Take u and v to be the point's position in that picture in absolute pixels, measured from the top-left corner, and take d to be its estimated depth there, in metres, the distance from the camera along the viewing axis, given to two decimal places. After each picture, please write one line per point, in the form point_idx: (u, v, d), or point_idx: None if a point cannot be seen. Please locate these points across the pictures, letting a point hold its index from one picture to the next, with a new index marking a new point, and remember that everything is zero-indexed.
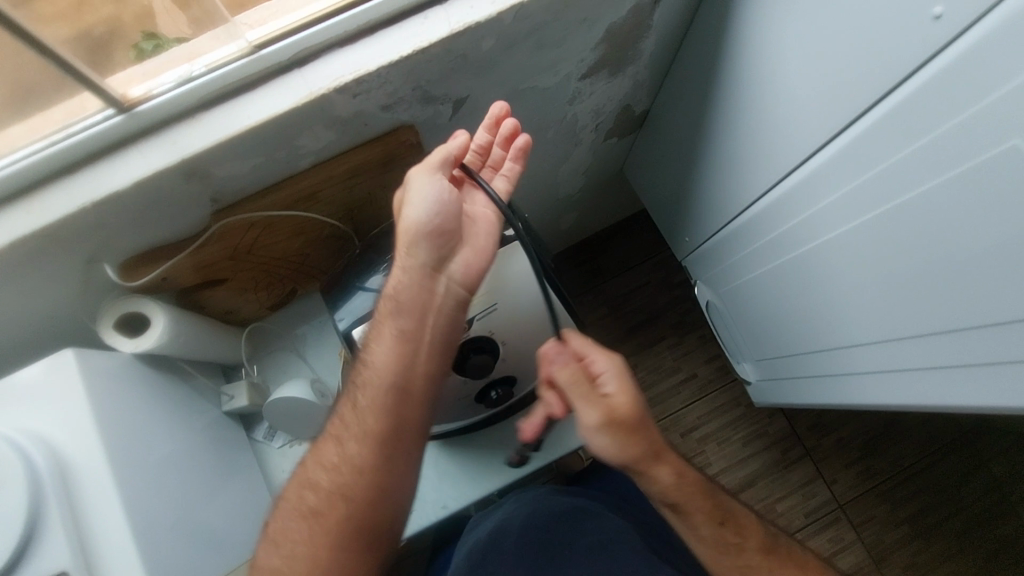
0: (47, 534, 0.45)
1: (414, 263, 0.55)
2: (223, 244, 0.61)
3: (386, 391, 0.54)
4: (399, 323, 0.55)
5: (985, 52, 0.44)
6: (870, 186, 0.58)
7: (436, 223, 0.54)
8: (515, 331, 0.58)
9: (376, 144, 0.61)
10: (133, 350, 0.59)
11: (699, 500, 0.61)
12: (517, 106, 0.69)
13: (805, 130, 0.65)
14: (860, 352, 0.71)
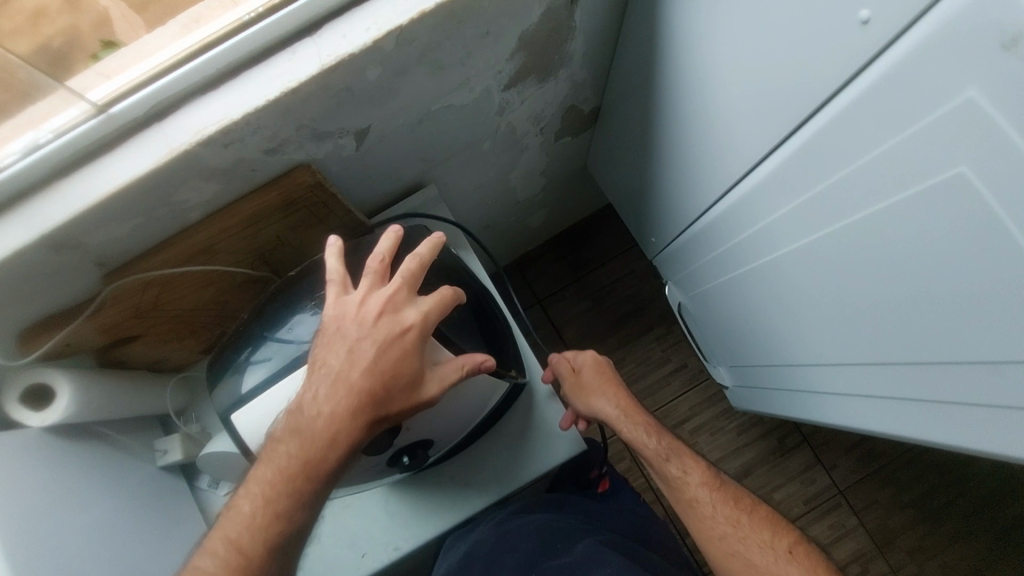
0: None
1: (374, 367, 0.48)
2: (124, 304, 0.58)
3: (331, 443, 0.47)
4: (349, 380, 0.48)
5: (924, 62, 0.38)
6: (819, 204, 0.52)
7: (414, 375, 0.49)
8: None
9: (271, 188, 0.56)
10: (42, 424, 0.56)
11: (648, 436, 0.69)
12: (433, 127, 0.63)
13: (746, 138, 0.58)
14: (831, 369, 0.65)
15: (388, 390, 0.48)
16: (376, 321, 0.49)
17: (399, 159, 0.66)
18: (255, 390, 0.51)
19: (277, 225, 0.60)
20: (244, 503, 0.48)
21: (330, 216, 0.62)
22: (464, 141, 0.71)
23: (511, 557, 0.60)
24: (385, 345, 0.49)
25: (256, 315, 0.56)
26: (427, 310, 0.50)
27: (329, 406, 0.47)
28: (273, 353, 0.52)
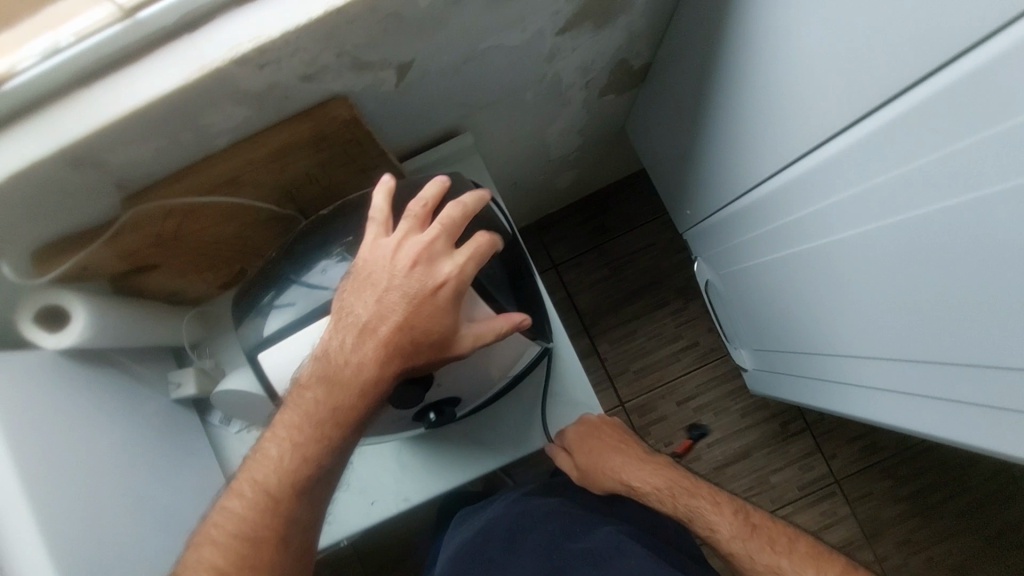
0: None
1: (405, 320, 0.47)
2: (143, 231, 0.56)
3: (361, 393, 0.47)
4: (382, 329, 0.47)
5: (1012, 61, 0.34)
6: (865, 198, 0.50)
7: (444, 329, 0.47)
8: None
9: (304, 120, 0.52)
10: (57, 347, 0.55)
11: (666, 498, 0.65)
12: (478, 68, 0.59)
13: (812, 116, 0.55)
14: (857, 364, 0.63)
15: (418, 345, 0.47)
16: (410, 271, 0.47)
17: (440, 100, 0.62)
18: (278, 334, 0.49)
19: (308, 160, 0.56)
20: (272, 445, 0.48)
21: (364, 155, 0.59)
22: (508, 86, 0.66)
23: (529, 538, 0.59)
24: (420, 296, 0.47)
25: (279, 258, 0.54)
26: (466, 260, 0.47)
27: (359, 355, 0.46)
28: (302, 295, 0.50)
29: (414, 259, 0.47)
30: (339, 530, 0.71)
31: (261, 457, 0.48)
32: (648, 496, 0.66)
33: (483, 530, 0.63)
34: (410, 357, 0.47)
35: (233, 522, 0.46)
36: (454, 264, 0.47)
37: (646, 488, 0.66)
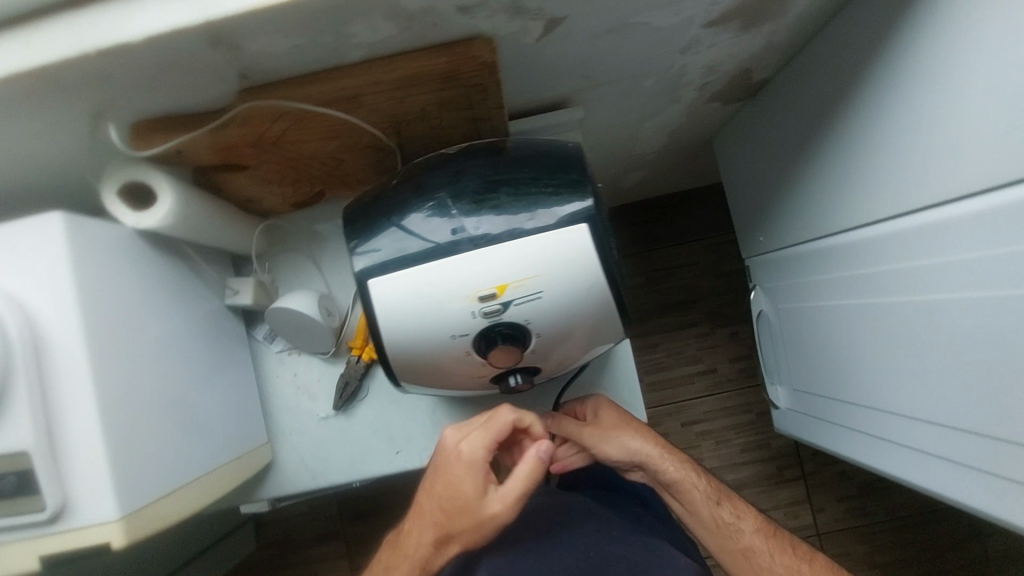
0: (14, 408, 0.43)
1: (439, 495, 0.56)
2: (248, 128, 0.54)
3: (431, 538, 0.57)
4: (433, 520, 0.57)
5: None
6: (996, 270, 0.49)
7: (462, 502, 0.55)
8: (558, 323, 0.43)
9: (443, 53, 0.50)
10: (136, 225, 0.53)
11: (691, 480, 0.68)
12: (618, 42, 0.56)
13: (956, 173, 0.53)
14: (923, 429, 0.62)
15: (451, 518, 0.56)
16: (443, 450, 0.57)
17: (569, 65, 0.59)
18: (371, 273, 0.41)
19: (429, 95, 0.54)
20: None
21: (484, 103, 0.56)
22: (635, 68, 0.63)
23: (565, 532, 0.59)
24: (451, 492, 0.55)
25: (387, 194, 0.45)
26: (472, 448, 0.55)
27: (420, 538, 0.58)
28: (398, 235, 0.42)
29: (446, 444, 0.57)
30: (359, 468, 0.72)
31: None
32: (673, 479, 0.68)
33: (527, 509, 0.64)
34: (447, 510, 0.56)
35: None
36: (462, 460, 0.55)
37: (668, 470, 0.68)
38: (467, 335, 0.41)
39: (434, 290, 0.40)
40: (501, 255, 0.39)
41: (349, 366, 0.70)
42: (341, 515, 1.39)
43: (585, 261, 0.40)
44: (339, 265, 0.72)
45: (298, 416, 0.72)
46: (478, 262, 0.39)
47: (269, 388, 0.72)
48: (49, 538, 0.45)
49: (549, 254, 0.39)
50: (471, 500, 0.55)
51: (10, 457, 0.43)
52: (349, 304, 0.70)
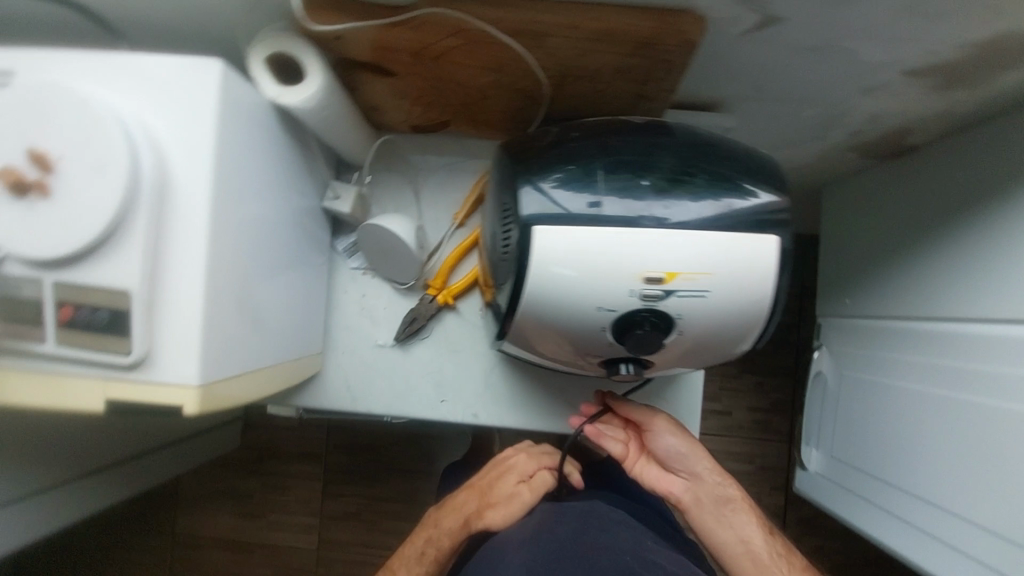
0: (125, 246, 0.41)
1: (477, 489, 0.69)
2: (417, 36, 0.50)
3: (461, 520, 0.68)
4: (468, 505, 0.69)
5: None
6: None
7: (497, 497, 0.67)
8: (706, 326, 0.41)
9: (651, 18, 0.46)
10: (274, 99, 0.51)
11: (747, 501, 0.67)
12: (812, 61, 0.54)
13: None
14: (985, 541, 0.60)
15: (481, 505, 0.68)
16: (497, 464, 0.71)
17: (752, 72, 0.56)
18: (537, 220, 0.39)
19: (614, 58, 0.51)
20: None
21: (659, 84, 0.54)
22: (808, 93, 0.61)
23: (597, 535, 0.57)
24: (495, 482, 0.69)
25: (566, 146, 0.42)
26: (525, 455, 0.70)
27: (450, 518, 0.69)
28: (574, 191, 0.40)
29: (505, 455, 0.72)
30: (399, 405, 0.70)
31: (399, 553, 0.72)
32: (732, 498, 0.67)
33: (541, 527, 0.59)
34: (482, 501, 0.68)
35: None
36: (512, 464, 0.70)
37: (727, 489, 0.67)
38: (614, 312, 0.40)
39: (598, 258, 0.39)
40: (681, 244, 0.38)
41: (422, 303, 0.69)
42: (329, 438, 1.40)
43: (758, 273, 0.39)
44: (437, 200, 0.70)
45: (355, 335, 0.71)
46: (653, 243, 0.38)
47: (335, 299, 0.71)
48: (121, 384, 0.43)
49: (728, 254, 0.38)
50: (503, 495, 0.67)
51: (108, 292, 0.41)
52: (441, 241, 0.69)
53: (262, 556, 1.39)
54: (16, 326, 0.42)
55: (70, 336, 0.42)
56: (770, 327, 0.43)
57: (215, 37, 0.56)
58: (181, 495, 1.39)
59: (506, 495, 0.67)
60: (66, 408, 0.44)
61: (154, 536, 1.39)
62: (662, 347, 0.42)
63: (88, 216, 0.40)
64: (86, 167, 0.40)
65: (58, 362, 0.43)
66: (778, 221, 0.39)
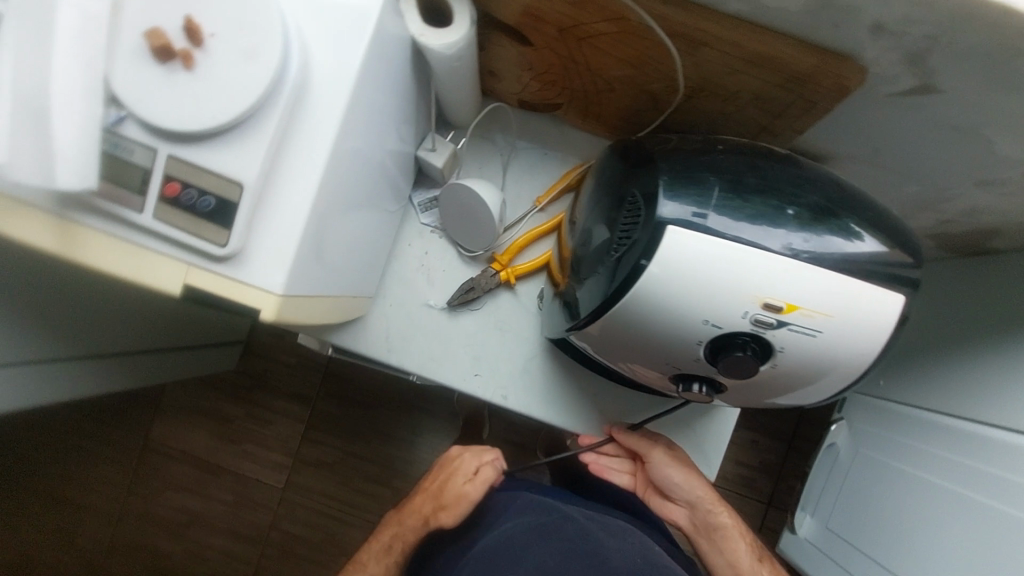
0: (251, 139, 0.40)
1: (430, 491, 0.70)
2: (574, 12, 0.50)
3: (419, 519, 0.69)
4: (422, 505, 0.70)
5: None
6: None
7: (445, 498, 0.67)
8: (803, 365, 0.41)
9: (814, 54, 0.46)
10: (417, 37, 0.50)
11: (740, 534, 0.68)
12: (946, 139, 0.53)
13: None
14: None
15: (433, 507, 0.68)
16: (443, 465, 0.72)
17: (876, 133, 0.56)
18: (674, 222, 0.39)
19: (757, 83, 0.51)
20: (370, 565, 0.70)
21: (789, 120, 0.54)
22: (922, 170, 0.60)
23: (601, 535, 0.61)
24: (446, 481, 0.69)
25: (712, 158, 0.42)
26: (468, 455, 0.70)
27: (407, 516, 0.71)
28: (712, 204, 0.40)
29: (450, 456, 0.72)
30: (433, 369, 0.69)
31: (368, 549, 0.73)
32: (721, 525, 0.67)
33: (551, 521, 0.61)
34: (432, 503, 0.69)
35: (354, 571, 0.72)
36: (456, 466, 0.70)
37: (719, 516, 0.67)
38: (719, 329, 0.40)
39: (723, 273, 0.38)
40: (809, 278, 0.38)
41: (484, 275, 0.68)
42: (323, 385, 1.39)
43: (872, 327, 0.39)
44: (524, 179, 0.70)
45: (409, 289, 0.70)
46: (783, 272, 0.38)
47: (399, 249, 0.70)
48: (203, 273, 0.42)
49: (850, 301, 0.38)
50: (450, 496, 0.67)
51: (220, 179, 0.40)
52: (519, 219, 0.69)
53: (226, 483, 1.38)
54: (114, 190, 0.41)
55: (168, 213, 0.41)
56: (858, 380, 0.44)
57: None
58: (163, 403, 1.38)
59: (452, 496, 0.67)
60: (144, 283, 0.44)
61: (126, 436, 1.37)
62: (753, 375, 0.42)
63: (226, 101, 0.39)
64: (237, 50, 0.39)
65: (146, 236, 0.42)
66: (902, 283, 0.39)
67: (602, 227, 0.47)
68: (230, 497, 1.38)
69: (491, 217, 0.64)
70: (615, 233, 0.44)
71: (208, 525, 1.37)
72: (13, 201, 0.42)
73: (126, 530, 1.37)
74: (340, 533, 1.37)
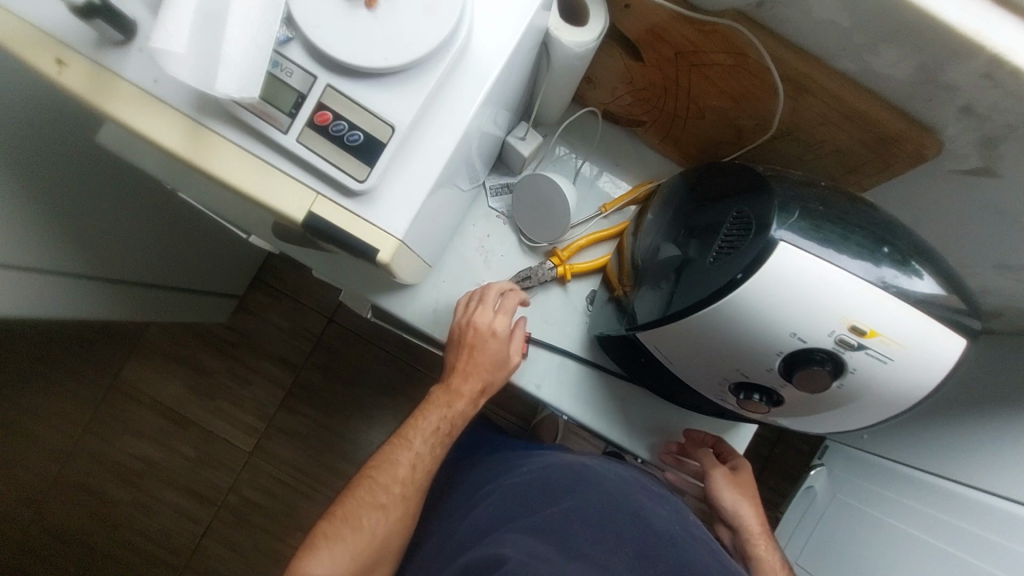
0: (412, 86, 0.42)
1: (475, 370, 0.63)
2: (699, 38, 0.54)
3: (470, 401, 0.64)
4: (467, 388, 0.64)
5: None
6: None
7: (500, 368, 0.64)
8: (866, 389, 0.45)
9: (902, 120, 0.52)
10: (552, 31, 0.54)
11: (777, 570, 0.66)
12: (988, 219, 0.60)
13: None
14: None
15: (487, 382, 0.64)
16: (473, 338, 0.63)
17: (928, 201, 0.63)
18: (783, 236, 0.43)
19: (844, 137, 0.56)
20: (417, 444, 0.63)
21: (860, 175, 0.60)
22: (956, 244, 0.67)
23: (640, 492, 0.63)
24: (494, 356, 0.63)
25: (815, 189, 0.48)
26: (503, 320, 0.64)
27: (452, 405, 0.64)
28: (815, 230, 0.44)
29: (474, 328, 0.63)
30: None
31: (396, 448, 0.63)
32: (758, 557, 0.66)
33: (586, 474, 0.64)
34: (484, 379, 0.64)
35: (387, 464, 0.62)
36: (501, 336, 0.63)
37: (759, 546, 0.67)
38: (803, 343, 0.43)
39: (822, 291, 0.42)
40: (892, 309, 0.42)
41: (542, 267, 0.71)
42: (311, 355, 1.36)
43: (936, 364, 0.43)
44: (592, 185, 0.74)
45: (465, 265, 0.72)
46: (870, 301, 0.42)
47: (464, 227, 0.72)
48: (328, 203, 0.43)
49: (922, 335, 0.43)
50: (505, 364, 0.64)
51: (373, 118, 0.42)
52: (583, 221, 0.72)
53: (191, 437, 1.33)
54: (264, 107, 0.42)
55: (313, 140, 0.42)
56: (907, 412, 0.48)
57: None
58: (141, 343, 1.32)
59: (506, 364, 0.64)
60: (263, 202, 0.44)
61: (94, 370, 1.31)
62: (824, 389, 0.45)
63: (398, 45, 0.41)
64: (419, 2, 0.42)
65: (282, 157, 0.43)
66: (964, 329, 0.44)
67: (676, 244, 0.53)
68: (193, 452, 1.33)
69: (568, 211, 0.68)
70: (689, 251, 0.50)
71: (163, 477, 1.32)
72: (154, 100, 0.43)
73: (72, 469, 1.30)
74: (299, 507, 1.33)
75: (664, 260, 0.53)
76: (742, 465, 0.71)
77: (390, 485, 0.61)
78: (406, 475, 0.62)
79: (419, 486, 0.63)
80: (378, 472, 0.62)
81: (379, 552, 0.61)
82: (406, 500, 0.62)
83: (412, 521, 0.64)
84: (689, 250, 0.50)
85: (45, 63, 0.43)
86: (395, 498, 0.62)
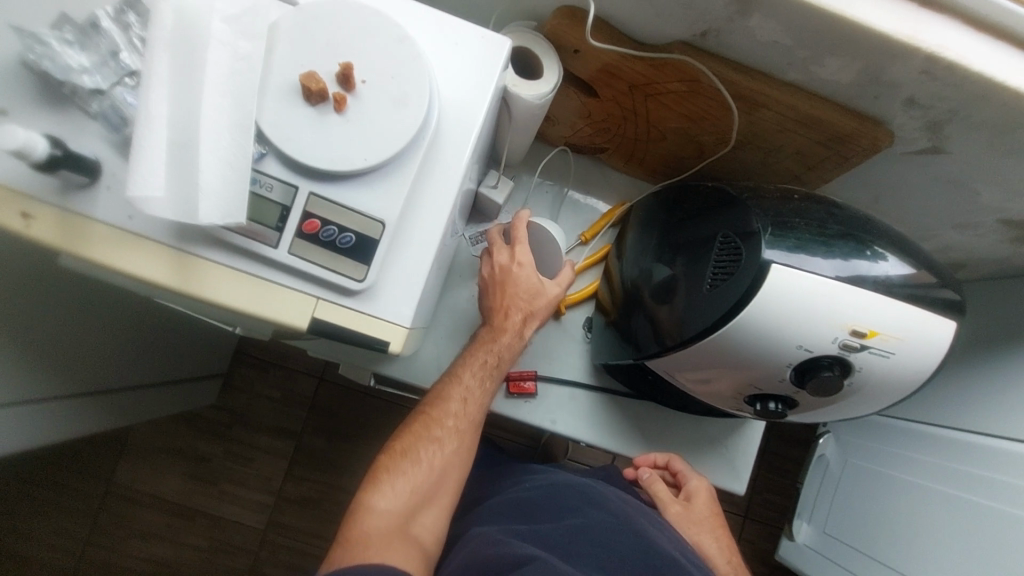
0: (394, 178, 0.43)
1: (510, 298, 0.60)
2: (652, 71, 0.56)
3: (516, 328, 0.60)
4: (509, 317, 0.60)
5: None
6: None
7: (537, 295, 0.61)
8: (873, 383, 0.48)
9: (852, 118, 0.55)
10: (510, 88, 0.55)
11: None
12: (944, 189, 0.64)
13: None
14: None
15: (526, 310, 0.60)
16: (498, 274, 0.61)
17: (886, 180, 0.66)
18: (774, 258, 0.45)
19: (800, 140, 0.59)
20: (468, 376, 0.57)
21: (820, 171, 0.63)
22: (918, 214, 0.71)
23: (645, 520, 0.63)
24: (526, 283, 0.61)
25: (789, 204, 0.51)
26: (522, 248, 0.62)
27: (499, 335, 0.59)
28: (801, 245, 0.46)
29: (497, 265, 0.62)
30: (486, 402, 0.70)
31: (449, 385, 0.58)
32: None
33: (593, 494, 0.63)
34: (523, 305, 0.60)
35: (436, 402, 0.57)
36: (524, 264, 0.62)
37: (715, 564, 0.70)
38: (809, 353, 0.46)
39: (821, 303, 0.44)
40: (887, 308, 0.45)
41: None
42: (309, 420, 1.33)
43: (934, 349, 0.46)
44: (569, 217, 0.76)
45: (460, 318, 0.72)
46: (865, 305, 0.44)
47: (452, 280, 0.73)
48: (329, 306, 0.43)
49: (917, 327, 0.45)
50: (539, 291, 0.61)
51: (362, 217, 0.42)
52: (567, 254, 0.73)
53: (200, 527, 1.28)
54: (251, 227, 0.41)
55: (305, 249, 0.42)
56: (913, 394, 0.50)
57: (465, 2, 0.62)
58: (132, 442, 1.27)
59: (539, 290, 0.61)
60: (262, 317, 0.43)
61: (86, 480, 1.25)
62: (835, 392, 0.47)
63: (373, 143, 0.41)
64: (387, 96, 0.42)
65: (275, 269, 0.43)
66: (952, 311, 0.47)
67: (666, 267, 0.55)
68: (205, 542, 1.28)
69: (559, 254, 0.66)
70: (677, 271, 0.53)
71: None
72: (133, 236, 0.42)
73: None
74: None
75: (655, 283, 0.55)
76: (698, 487, 0.72)
77: (442, 416, 0.56)
78: (458, 409, 0.57)
79: (474, 420, 0.58)
80: (430, 408, 0.57)
81: (438, 489, 0.55)
82: (461, 433, 0.56)
83: (466, 463, 0.57)
84: (680, 273, 0.52)
85: (10, 219, 0.41)
86: (450, 432, 0.56)
